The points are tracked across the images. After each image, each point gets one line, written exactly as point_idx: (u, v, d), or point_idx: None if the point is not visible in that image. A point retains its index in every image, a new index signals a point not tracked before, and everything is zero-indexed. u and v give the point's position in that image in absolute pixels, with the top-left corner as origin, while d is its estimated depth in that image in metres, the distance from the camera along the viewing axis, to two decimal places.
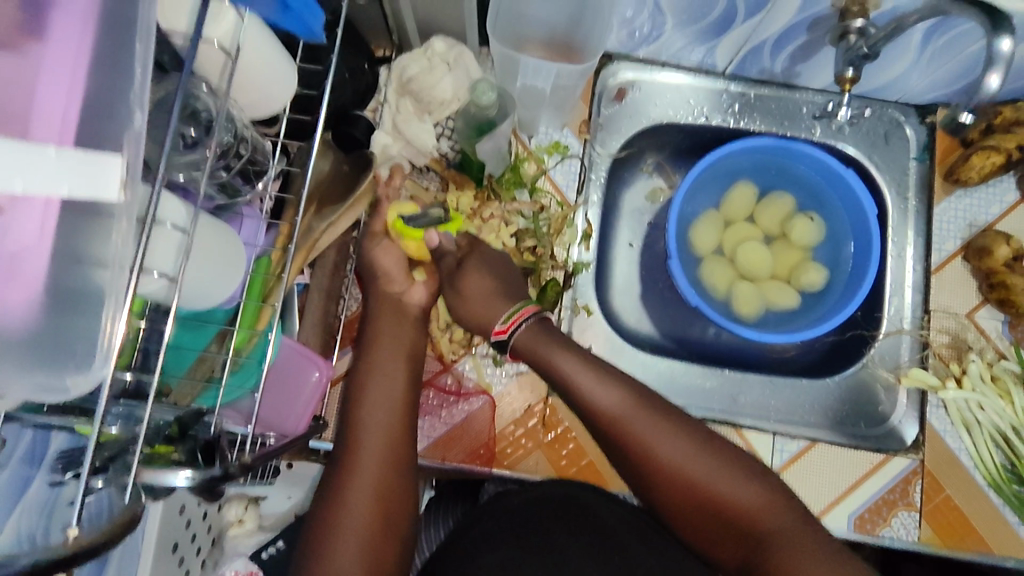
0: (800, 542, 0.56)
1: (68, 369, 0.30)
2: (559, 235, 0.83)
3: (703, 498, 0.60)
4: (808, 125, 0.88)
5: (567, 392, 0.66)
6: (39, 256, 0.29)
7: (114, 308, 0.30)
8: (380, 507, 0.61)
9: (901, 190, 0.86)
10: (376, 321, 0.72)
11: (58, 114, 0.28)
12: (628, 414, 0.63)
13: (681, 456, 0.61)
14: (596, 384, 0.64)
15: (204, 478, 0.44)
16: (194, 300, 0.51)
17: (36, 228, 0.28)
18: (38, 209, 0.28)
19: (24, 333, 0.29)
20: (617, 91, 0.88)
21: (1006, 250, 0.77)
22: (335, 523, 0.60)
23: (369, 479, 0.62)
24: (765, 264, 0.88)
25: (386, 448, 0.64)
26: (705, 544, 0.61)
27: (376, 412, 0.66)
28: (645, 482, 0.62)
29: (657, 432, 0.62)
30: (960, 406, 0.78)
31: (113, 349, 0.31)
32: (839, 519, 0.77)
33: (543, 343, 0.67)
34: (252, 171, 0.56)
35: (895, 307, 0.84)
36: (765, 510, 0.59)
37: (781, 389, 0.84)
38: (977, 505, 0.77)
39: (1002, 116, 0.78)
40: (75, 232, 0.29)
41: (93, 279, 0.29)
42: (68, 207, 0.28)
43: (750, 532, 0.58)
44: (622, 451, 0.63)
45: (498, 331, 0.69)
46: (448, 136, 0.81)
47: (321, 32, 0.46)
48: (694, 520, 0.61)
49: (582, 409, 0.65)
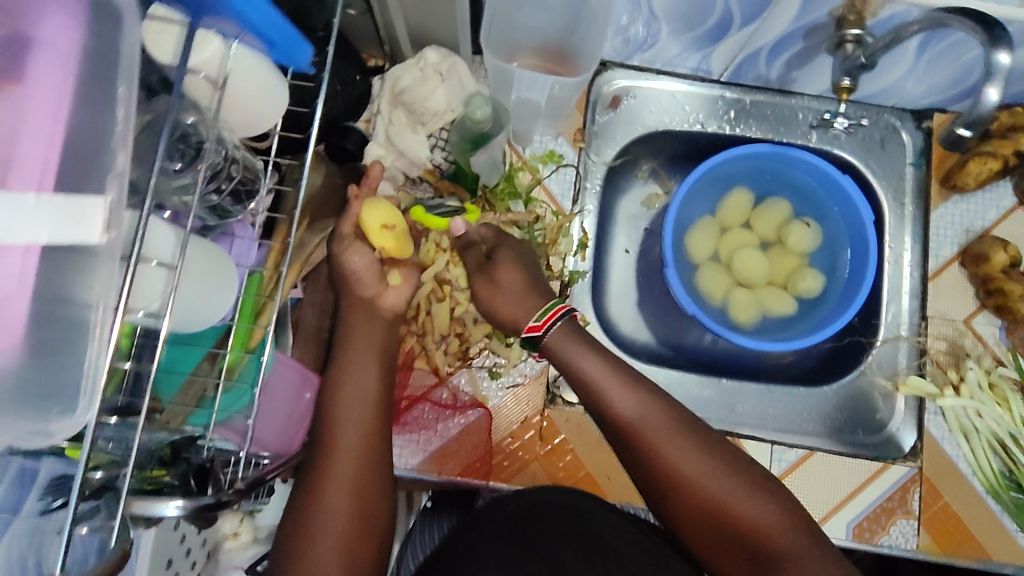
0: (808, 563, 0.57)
1: (52, 414, 0.30)
2: (555, 245, 0.83)
3: (715, 512, 0.60)
4: (804, 132, 0.87)
5: (590, 397, 0.65)
6: (25, 302, 0.28)
7: (98, 350, 0.30)
8: (357, 515, 0.59)
9: (898, 195, 0.85)
10: (348, 322, 0.68)
11: (38, 157, 0.27)
12: (650, 422, 0.62)
13: (701, 469, 0.61)
14: (624, 390, 0.64)
15: (196, 507, 0.43)
16: (189, 326, 0.51)
17: (17, 274, 0.27)
18: (18, 257, 0.27)
19: (7, 376, 0.29)
20: (612, 98, 0.87)
21: (1004, 256, 0.77)
22: (308, 529, 0.58)
23: (346, 487, 0.59)
24: (760, 269, 0.88)
25: (364, 446, 0.62)
26: (707, 555, 0.61)
27: (351, 414, 0.63)
28: (654, 487, 0.62)
29: (674, 440, 0.61)
30: (958, 414, 0.78)
31: (98, 390, 0.31)
32: (837, 528, 0.77)
33: (569, 344, 0.66)
34: (243, 191, 0.56)
35: (893, 314, 0.83)
36: (779, 530, 0.59)
37: (777, 398, 0.84)
38: (976, 512, 0.77)
39: (1001, 121, 0.77)
40: (58, 274, 0.28)
41: (78, 321, 0.29)
42: (49, 251, 0.28)
43: (760, 549, 0.58)
44: (639, 457, 0.62)
45: (530, 327, 0.67)
46: (441, 147, 0.80)
47: (309, 67, 0.42)
48: (703, 532, 0.61)
49: (605, 414, 0.64)
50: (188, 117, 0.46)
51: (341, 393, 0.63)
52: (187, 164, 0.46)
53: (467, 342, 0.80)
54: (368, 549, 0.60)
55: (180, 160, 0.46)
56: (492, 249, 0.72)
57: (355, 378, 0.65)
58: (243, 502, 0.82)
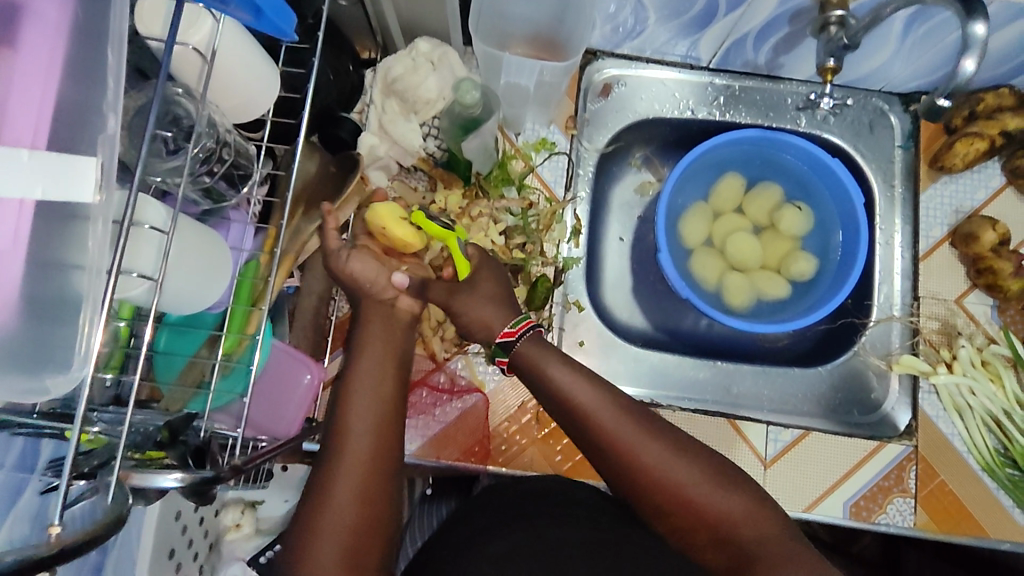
0: (780, 551, 0.56)
1: (47, 370, 0.30)
2: (549, 231, 0.84)
3: (688, 508, 0.59)
4: (793, 116, 0.88)
5: (553, 399, 0.65)
6: (21, 258, 0.28)
7: (92, 311, 0.30)
8: (366, 507, 0.58)
9: (887, 177, 0.86)
10: (364, 325, 0.68)
11: (31, 117, 0.28)
12: (616, 422, 0.62)
13: (673, 467, 0.60)
14: (593, 396, 0.64)
15: (195, 480, 0.44)
16: (171, 306, 0.51)
17: (11, 231, 0.27)
18: (13, 209, 0.27)
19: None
20: (603, 86, 0.88)
21: (992, 236, 0.78)
22: (320, 518, 0.57)
23: (358, 477, 0.59)
24: (753, 253, 0.89)
25: (375, 452, 0.60)
26: (688, 551, 0.60)
27: (367, 407, 0.62)
28: (627, 486, 0.61)
29: (642, 439, 0.61)
30: (952, 391, 0.79)
31: (93, 352, 0.30)
32: (833, 508, 0.77)
33: (536, 350, 0.67)
34: (236, 175, 0.57)
35: (885, 295, 0.84)
36: (747, 520, 0.58)
37: (773, 378, 0.84)
38: (973, 490, 0.78)
39: (985, 103, 0.79)
40: (52, 235, 0.28)
41: (73, 279, 0.29)
42: (42, 208, 0.28)
43: (731, 544, 0.58)
44: (608, 460, 0.62)
45: (504, 333, 0.69)
46: (434, 135, 0.80)
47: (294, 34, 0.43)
48: (679, 529, 0.59)
49: (574, 418, 0.64)
50: (176, 89, 0.47)
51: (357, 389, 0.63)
52: (177, 135, 0.47)
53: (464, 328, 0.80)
54: (376, 544, 0.58)
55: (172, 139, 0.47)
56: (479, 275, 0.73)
57: (372, 371, 0.65)
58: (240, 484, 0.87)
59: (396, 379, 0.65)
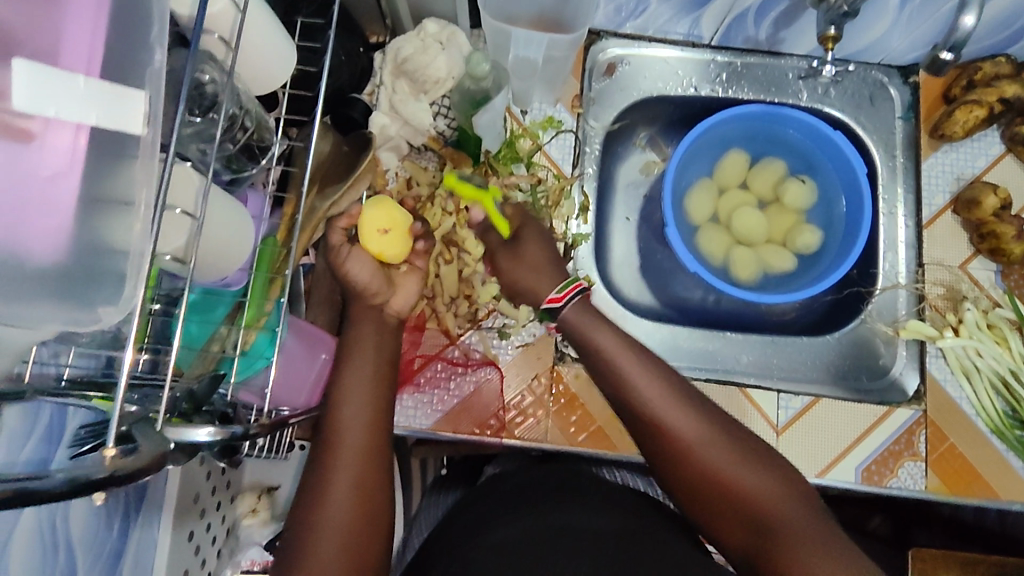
0: (804, 531, 0.54)
1: (97, 300, 0.30)
2: (557, 207, 0.85)
3: (715, 480, 0.59)
4: (795, 89, 0.90)
5: (598, 366, 0.68)
6: (76, 183, 0.28)
7: (143, 228, 0.30)
8: (363, 506, 0.58)
9: (889, 147, 0.87)
10: (354, 327, 0.69)
11: (85, 46, 0.28)
12: (654, 390, 0.64)
13: (706, 442, 0.61)
14: (636, 366, 0.65)
15: (226, 436, 0.46)
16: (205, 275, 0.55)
17: (68, 151, 0.27)
18: (69, 134, 0.27)
19: (45, 263, 0.28)
20: (607, 66, 0.90)
21: (994, 199, 0.79)
22: (317, 516, 0.57)
23: (353, 474, 0.59)
24: (759, 227, 0.90)
25: (368, 449, 0.61)
26: (712, 526, 0.60)
27: (359, 407, 0.62)
28: (658, 453, 0.62)
29: (677, 409, 0.63)
30: (958, 354, 0.80)
31: (139, 280, 0.31)
32: (845, 472, 0.78)
33: (585, 320, 0.70)
34: (257, 147, 0.57)
35: (890, 263, 0.85)
36: (774, 500, 0.57)
37: (782, 348, 0.85)
38: (983, 453, 0.78)
39: (983, 72, 0.81)
40: (103, 163, 0.29)
41: (120, 202, 0.29)
42: (96, 135, 0.28)
43: (755, 520, 0.57)
44: (643, 430, 0.64)
45: (550, 298, 0.71)
46: (444, 114, 0.82)
47: None
48: (705, 503, 0.60)
49: (614, 384, 0.66)
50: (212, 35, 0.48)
51: (349, 389, 0.63)
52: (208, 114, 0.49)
53: (476, 303, 0.82)
54: (375, 538, 0.58)
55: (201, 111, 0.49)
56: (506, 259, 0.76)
57: (360, 375, 0.65)
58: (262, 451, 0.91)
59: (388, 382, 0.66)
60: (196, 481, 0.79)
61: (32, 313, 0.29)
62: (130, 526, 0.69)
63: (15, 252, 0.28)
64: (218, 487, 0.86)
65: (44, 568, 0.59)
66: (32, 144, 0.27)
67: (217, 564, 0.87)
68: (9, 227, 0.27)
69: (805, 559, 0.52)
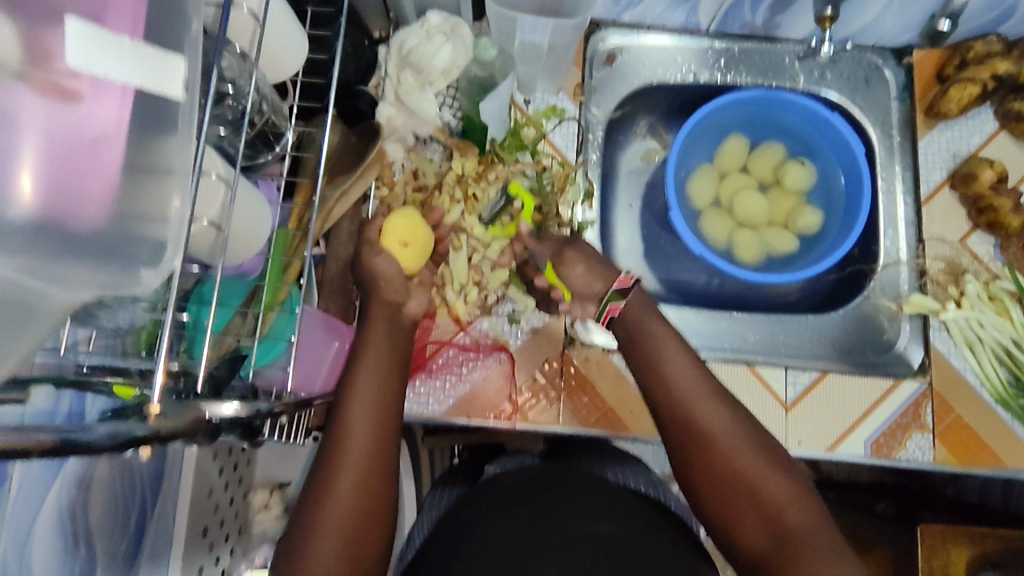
0: (818, 542, 0.55)
1: (140, 264, 0.31)
2: (563, 194, 0.87)
3: (738, 482, 0.59)
4: (792, 74, 0.92)
5: (640, 357, 0.65)
6: (121, 144, 0.29)
7: (181, 192, 0.31)
8: (364, 508, 0.57)
9: (885, 127, 0.90)
10: (367, 327, 0.67)
11: (128, 12, 0.29)
12: (694, 386, 0.62)
13: (737, 444, 0.60)
14: (681, 361, 0.63)
15: (251, 413, 0.46)
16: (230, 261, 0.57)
17: (115, 113, 0.28)
18: (116, 95, 0.29)
19: (92, 229, 0.29)
20: (607, 55, 0.91)
21: (990, 174, 0.81)
22: (318, 511, 0.56)
23: (356, 473, 0.57)
24: (761, 210, 0.92)
25: (376, 449, 0.59)
26: (724, 526, 0.59)
27: (366, 408, 0.61)
28: (685, 448, 0.61)
29: (713, 409, 0.61)
30: (961, 326, 0.81)
31: (180, 244, 0.32)
32: (855, 446, 0.79)
33: (640, 312, 0.67)
34: (272, 133, 0.58)
35: (891, 240, 0.87)
36: (792, 508, 0.57)
37: (789, 325, 0.88)
38: (989, 422, 0.79)
39: (976, 51, 0.83)
40: (146, 126, 0.30)
41: (160, 166, 0.30)
42: (141, 98, 0.29)
43: (775, 523, 0.57)
44: (670, 423, 0.62)
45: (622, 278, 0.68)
46: (450, 104, 0.84)
47: None
48: (719, 500, 0.59)
49: (652, 376, 0.64)
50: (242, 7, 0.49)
51: (357, 392, 0.61)
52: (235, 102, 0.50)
53: (486, 289, 0.83)
54: (373, 540, 0.57)
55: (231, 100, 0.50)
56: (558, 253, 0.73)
57: (367, 377, 0.63)
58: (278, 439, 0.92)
59: (398, 383, 0.64)
60: (210, 475, 0.79)
61: (71, 276, 0.29)
62: (146, 521, 0.69)
63: (59, 216, 0.28)
64: (231, 482, 0.86)
65: (66, 562, 0.59)
66: (81, 104, 0.28)
67: (231, 560, 0.86)
68: (57, 189, 0.28)
69: (821, 571, 0.52)
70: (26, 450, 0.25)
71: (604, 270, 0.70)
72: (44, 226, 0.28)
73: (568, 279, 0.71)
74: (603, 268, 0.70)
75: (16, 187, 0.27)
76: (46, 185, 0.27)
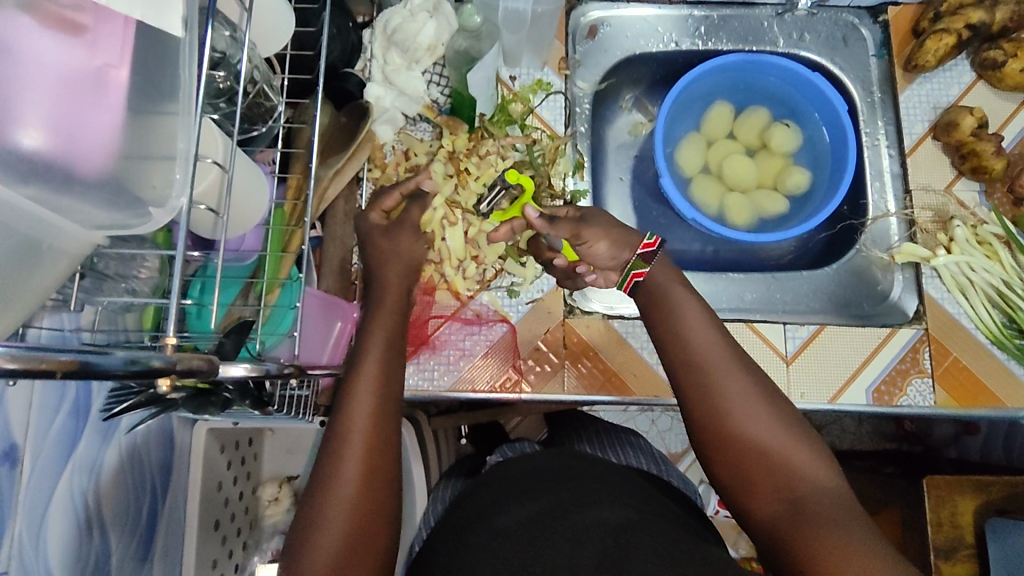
0: (836, 519, 0.49)
1: (146, 201, 0.32)
2: (554, 165, 0.87)
3: (753, 453, 0.54)
4: (771, 37, 0.93)
5: (656, 322, 0.61)
6: (124, 73, 0.30)
7: (184, 130, 0.33)
8: (367, 502, 0.53)
9: (866, 84, 0.91)
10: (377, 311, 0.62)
11: None
12: (713, 352, 0.57)
13: (754, 411, 0.55)
14: (700, 326, 0.59)
15: (259, 372, 0.45)
16: (229, 238, 0.57)
17: (119, 45, 0.30)
18: (118, 25, 0.30)
19: (99, 162, 0.30)
20: (589, 28, 0.92)
21: (971, 120, 0.82)
22: (324, 503, 0.52)
23: (361, 457, 0.53)
24: (749, 172, 0.93)
25: (378, 441, 0.55)
26: (738, 495, 0.55)
27: (369, 396, 0.56)
28: (698, 415, 0.57)
29: (731, 377, 0.56)
30: (953, 271, 0.83)
31: (181, 185, 0.33)
32: (857, 395, 0.80)
33: (662, 280, 0.62)
34: (263, 109, 0.59)
35: (878, 193, 0.88)
36: (808, 481, 0.52)
37: (784, 283, 0.89)
38: (985, 363, 0.81)
39: (949, 3, 0.85)
40: (149, 59, 0.31)
41: (166, 105, 0.32)
42: (141, 32, 0.31)
43: (789, 496, 0.52)
44: (684, 390, 0.58)
45: (646, 243, 0.64)
46: (436, 82, 0.86)
47: None
48: (735, 470, 0.55)
49: (667, 341, 0.60)
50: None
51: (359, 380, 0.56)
52: (226, 76, 0.51)
53: (483, 264, 0.83)
54: (378, 531, 0.53)
55: (220, 76, 0.50)
56: (574, 235, 0.65)
57: (375, 355, 0.58)
58: (281, 430, 0.91)
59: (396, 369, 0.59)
60: (218, 469, 0.77)
61: (83, 212, 0.30)
62: (157, 512, 0.69)
63: (67, 152, 0.29)
64: (239, 478, 0.83)
65: (81, 554, 0.57)
66: (85, 36, 0.29)
67: (243, 555, 0.85)
68: (65, 119, 0.28)
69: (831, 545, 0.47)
70: (44, 372, 0.26)
71: (628, 237, 0.66)
72: (54, 159, 0.28)
73: (591, 256, 0.66)
74: (623, 236, 0.66)
75: (26, 118, 0.27)
76: (54, 117, 0.28)
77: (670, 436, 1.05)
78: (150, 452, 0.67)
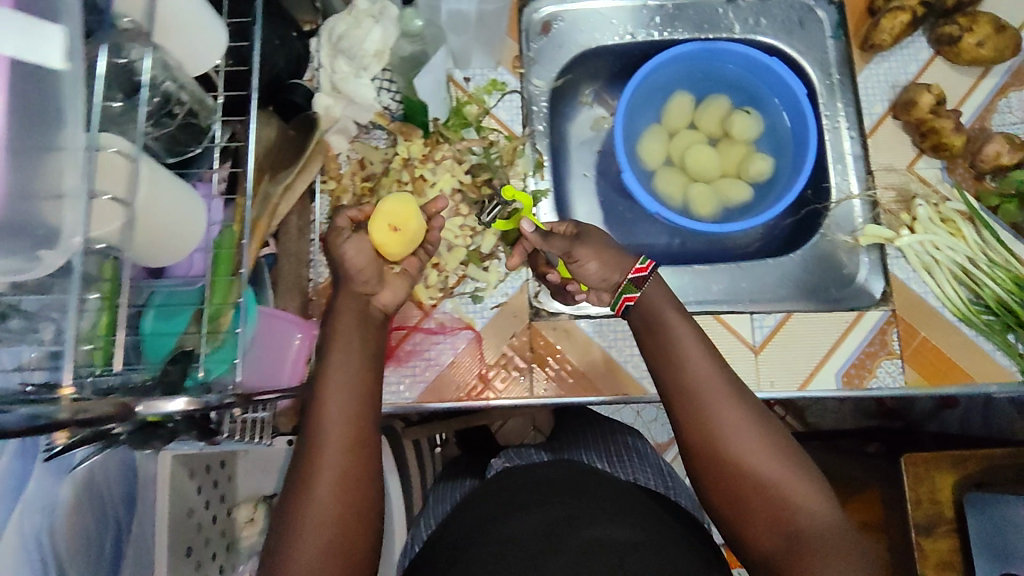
0: (833, 552, 0.48)
1: (40, 239, 0.33)
2: (513, 166, 0.86)
3: (748, 478, 0.53)
4: (727, 24, 0.92)
5: (652, 342, 0.60)
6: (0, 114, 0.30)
7: (70, 161, 0.34)
8: (345, 546, 0.51)
9: (824, 67, 0.90)
10: (333, 324, 0.60)
11: None
12: (706, 374, 0.56)
13: (748, 435, 0.54)
14: (695, 347, 0.58)
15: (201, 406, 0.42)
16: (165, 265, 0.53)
17: None
18: None
19: None
20: (542, 25, 0.91)
21: (929, 97, 0.81)
22: (296, 546, 0.50)
23: (337, 501, 0.51)
24: (711, 162, 0.92)
25: (354, 480, 0.52)
26: (732, 519, 0.54)
27: (339, 429, 0.53)
28: (692, 437, 0.56)
29: (725, 399, 0.55)
30: (917, 251, 0.83)
31: (75, 220, 0.35)
32: (827, 380, 0.80)
33: (659, 301, 0.61)
34: (196, 127, 0.57)
35: (839, 175, 0.88)
36: (803, 509, 0.51)
37: (751, 272, 0.88)
38: (954, 341, 0.80)
39: None
40: (33, 97, 0.31)
41: (52, 142, 0.33)
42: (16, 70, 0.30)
43: (785, 523, 0.51)
44: (676, 411, 0.57)
45: (636, 268, 0.63)
46: (387, 88, 0.80)
47: None
48: (729, 494, 0.54)
49: (661, 361, 0.59)
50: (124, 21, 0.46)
51: (326, 412, 0.54)
52: None
53: (445, 271, 0.82)
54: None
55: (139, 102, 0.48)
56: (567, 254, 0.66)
57: (341, 374, 0.56)
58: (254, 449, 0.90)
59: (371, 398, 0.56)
60: (187, 496, 0.75)
61: None
62: (123, 546, 0.67)
63: None
64: (211, 501, 0.82)
65: None
66: None
67: None
68: None
69: None
70: None
71: (620, 261, 0.65)
72: None
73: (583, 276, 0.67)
74: (616, 259, 0.65)
75: None
76: None
77: (652, 429, 1.04)
78: (111, 483, 0.66)
